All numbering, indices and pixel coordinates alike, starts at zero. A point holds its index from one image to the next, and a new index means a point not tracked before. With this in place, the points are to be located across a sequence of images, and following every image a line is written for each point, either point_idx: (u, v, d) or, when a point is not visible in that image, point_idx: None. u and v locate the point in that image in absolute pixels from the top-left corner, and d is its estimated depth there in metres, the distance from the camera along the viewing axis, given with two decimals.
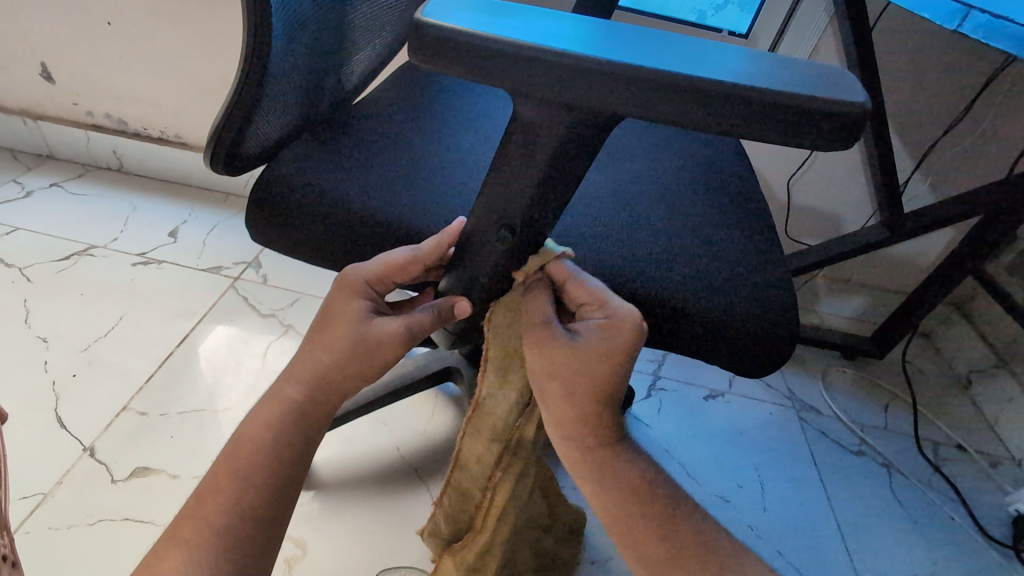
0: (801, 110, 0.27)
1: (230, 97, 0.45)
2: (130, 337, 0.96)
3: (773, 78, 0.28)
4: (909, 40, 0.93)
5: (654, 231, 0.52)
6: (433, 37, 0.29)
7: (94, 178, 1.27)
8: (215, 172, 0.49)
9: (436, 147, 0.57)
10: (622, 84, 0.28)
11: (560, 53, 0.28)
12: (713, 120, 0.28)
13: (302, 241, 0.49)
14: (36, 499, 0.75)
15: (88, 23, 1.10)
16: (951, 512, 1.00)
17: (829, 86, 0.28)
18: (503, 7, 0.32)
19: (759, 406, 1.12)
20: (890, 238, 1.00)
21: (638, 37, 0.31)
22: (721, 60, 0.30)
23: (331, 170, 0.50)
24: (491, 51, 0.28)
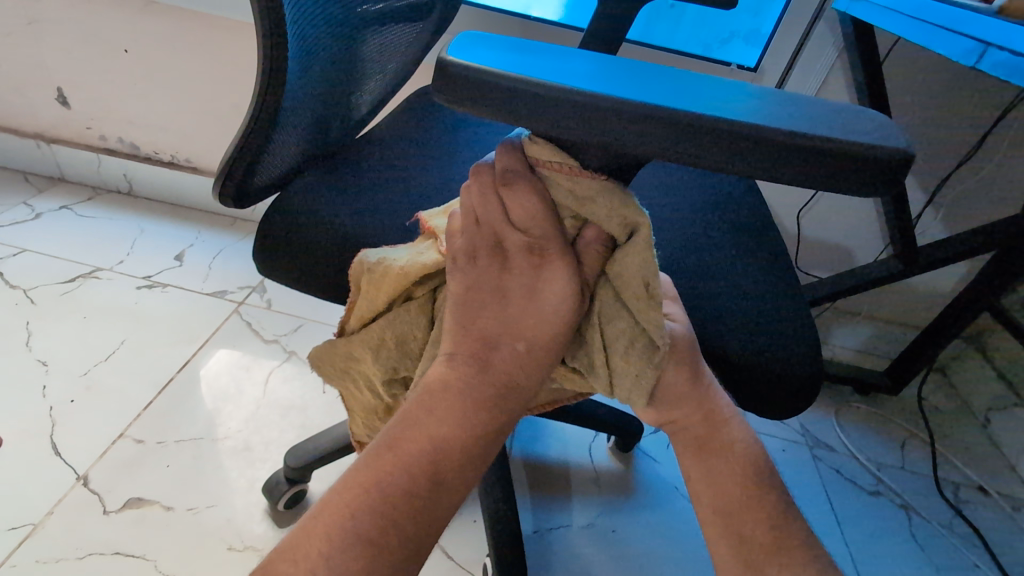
0: (840, 156, 0.26)
1: (241, 130, 0.44)
2: (131, 362, 0.94)
3: (810, 123, 0.27)
4: (918, 75, 0.93)
5: (669, 264, 0.51)
6: (460, 78, 0.29)
7: (104, 201, 1.28)
8: (224, 204, 0.49)
9: (445, 178, 0.57)
10: (656, 126, 0.27)
11: (589, 94, 0.27)
12: (747, 164, 0.27)
13: (308, 273, 0.48)
14: (27, 530, 0.73)
15: (106, 50, 1.12)
16: (976, 558, 0.96)
17: (867, 130, 0.28)
18: (529, 49, 0.32)
19: (772, 442, 1.09)
20: (904, 272, 0.99)
21: (666, 79, 0.31)
22: (758, 103, 0.29)
23: (342, 205, 0.50)
24: (518, 91, 0.28)
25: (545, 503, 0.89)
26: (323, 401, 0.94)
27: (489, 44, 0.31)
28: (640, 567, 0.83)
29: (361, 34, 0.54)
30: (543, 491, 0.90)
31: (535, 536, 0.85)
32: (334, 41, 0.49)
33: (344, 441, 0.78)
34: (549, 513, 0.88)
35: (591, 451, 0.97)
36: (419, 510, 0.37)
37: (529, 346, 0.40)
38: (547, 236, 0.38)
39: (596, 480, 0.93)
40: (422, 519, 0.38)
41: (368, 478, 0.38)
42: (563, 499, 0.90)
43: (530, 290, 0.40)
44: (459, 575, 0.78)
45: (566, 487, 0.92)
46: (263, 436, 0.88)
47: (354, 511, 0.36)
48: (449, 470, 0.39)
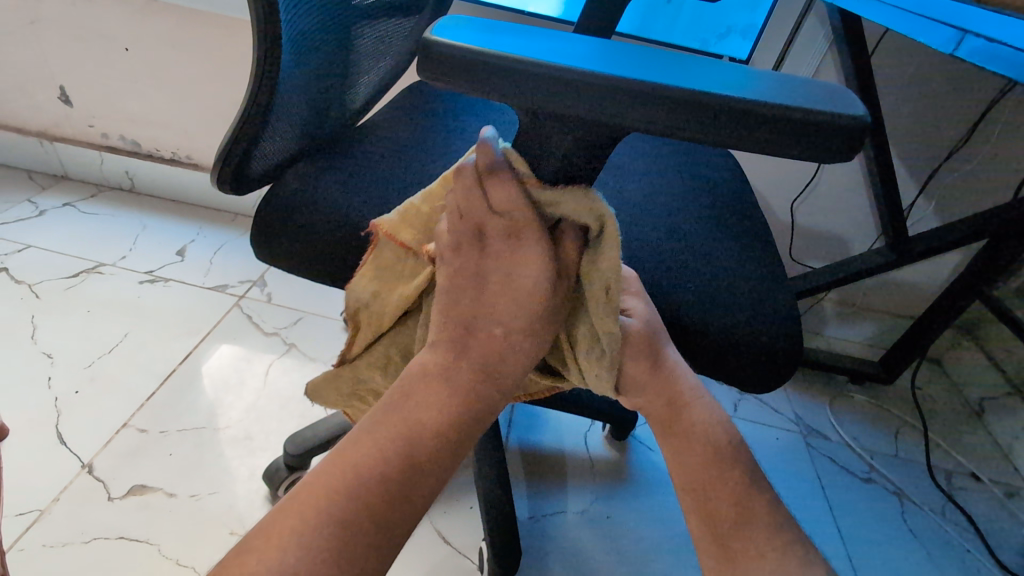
0: (805, 125, 0.27)
1: (237, 118, 0.46)
2: (134, 354, 0.96)
3: (776, 93, 0.29)
4: (907, 66, 0.94)
5: (655, 247, 0.53)
6: (443, 56, 0.30)
7: (107, 198, 1.30)
8: (222, 191, 0.50)
9: (437, 165, 0.59)
10: (630, 100, 0.28)
11: (566, 70, 0.28)
12: (717, 133, 0.28)
13: (305, 257, 0.50)
14: (33, 516, 0.74)
15: (107, 48, 1.13)
16: (968, 544, 0.97)
17: (830, 100, 0.29)
18: (512, 29, 0.33)
19: (766, 431, 1.10)
20: (894, 263, 1.00)
21: (642, 56, 0.32)
22: (730, 77, 0.30)
23: (337, 190, 0.51)
24: (499, 68, 0.29)
25: (541, 490, 0.91)
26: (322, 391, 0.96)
27: (473, 25, 0.32)
28: (635, 552, 0.85)
29: (354, 26, 0.55)
30: (538, 478, 0.92)
31: (531, 522, 0.86)
32: (328, 32, 0.51)
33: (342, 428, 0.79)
34: (545, 499, 0.89)
35: (587, 440, 0.99)
36: (412, 474, 0.39)
37: (508, 332, 0.41)
38: (527, 220, 0.38)
39: (591, 468, 0.94)
40: (412, 485, 0.39)
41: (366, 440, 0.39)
42: (559, 486, 0.91)
43: (507, 275, 0.40)
44: (456, 560, 0.80)
45: (561, 474, 0.93)
46: (264, 425, 0.89)
47: (349, 472, 0.38)
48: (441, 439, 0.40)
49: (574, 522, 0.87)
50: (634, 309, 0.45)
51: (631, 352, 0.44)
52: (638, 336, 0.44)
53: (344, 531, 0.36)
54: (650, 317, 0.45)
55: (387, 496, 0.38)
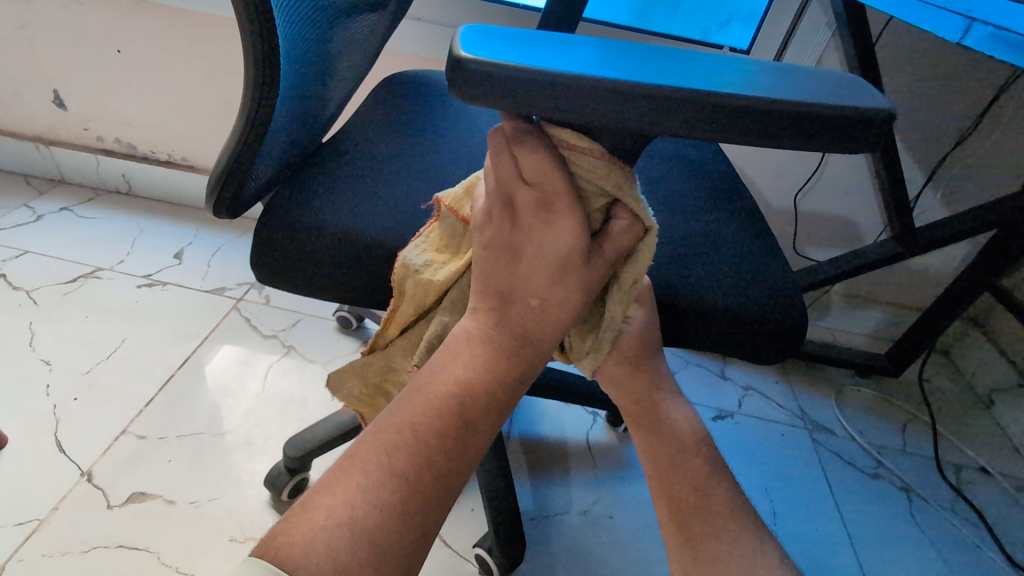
0: (857, 121, 0.27)
1: (231, 148, 0.45)
2: (132, 359, 0.96)
3: (805, 89, 0.28)
4: (914, 53, 0.91)
5: (651, 248, 0.52)
6: (478, 75, 0.28)
7: (104, 201, 1.29)
8: (217, 217, 0.50)
9: (425, 169, 0.58)
10: (681, 107, 0.27)
11: (615, 81, 0.27)
12: (752, 134, 0.27)
13: (296, 280, 0.49)
14: (32, 525, 0.74)
15: (100, 51, 1.12)
16: (978, 539, 0.96)
17: (858, 94, 0.28)
18: (540, 40, 0.31)
19: (771, 426, 1.08)
20: (901, 254, 0.98)
21: (662, 59, 0.31)
22: (754, 75, 0.30)
23: (329, 200, 0.51)
24: (543, 84, 0.27)
25: (543, 489, 0.88)
26: (321, 395, 0.95)
27: (499, 39, 0.31)
28: (637, 552, 0.84)
29: (333, 28, 0.54)
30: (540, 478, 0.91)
31: (532, 522, 0.84)
32: (310, 49, 0.50)
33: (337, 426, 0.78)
34: (547, 499, 0.87)
35: (589, 437, 0.96)
36: (453, 447, 0.39)
37: (544, 303, 0.41)
38: (556, 192, 0.38)
39: (594, 467, 0.92)
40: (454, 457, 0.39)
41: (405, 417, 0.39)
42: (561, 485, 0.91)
43: (540, 248, 0.40)
44: (456, 563, 0.80)
45: (563, 474, 0.91)
46: (263, 430, 0.89)
47: (392, 449, 0.38)
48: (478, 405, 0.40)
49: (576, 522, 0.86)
50: (635, 320, 0.46)
51: (620, 354, 0.47)
52: (629, 342, 0.46)
53: (392, 508, 0.36)
54: (648, 328, 0.46)
55: (434, 469, 0.38)
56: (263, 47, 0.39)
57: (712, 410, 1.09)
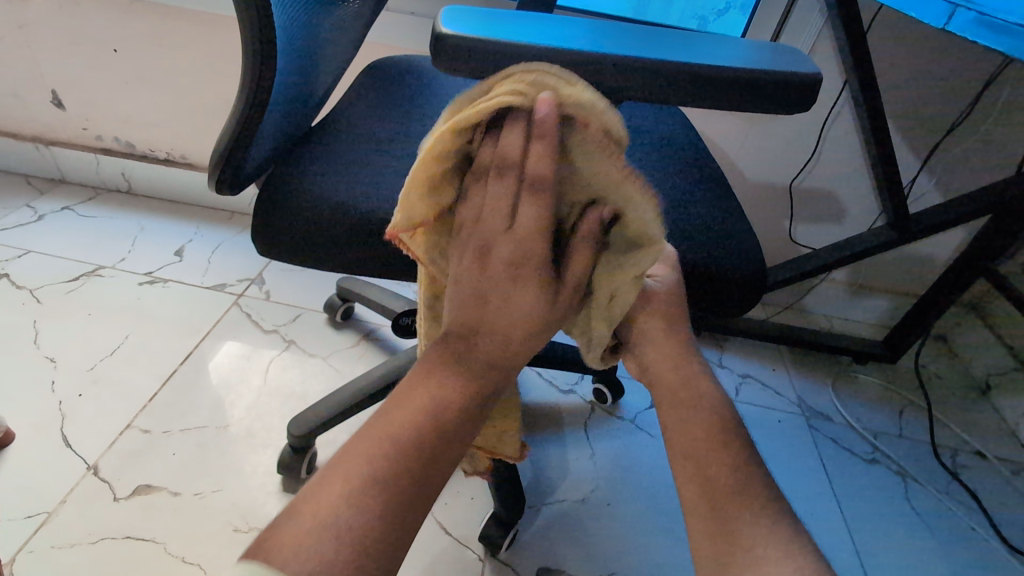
0: (773, 84, 0.32)
1: (235, 121, 0.46)
2: (135, 355, 0.97)
3: (743, 58, 0.34)
4: (906, 41, 0.91)
5: None
6: (458, 49, 0.32)
7: (104, 200, 1.30)
8: (221, 194, 0.50)
9: (419, 151, 0.58)
10: (624, 75, 0.32)
11: (573, 54, 0.32)
12: (699, 97, 0.33)
13: (305, 251, 0.51)
14: (41, 518, 0.76)
15: (96, 51, 1.13)
16: (973, 522, 0.97)
17: (787, 60, 0.34)
18: (512, 17, 0.35)
19: (768, 413, 1.09)
20: (896, 241, 0.98)
21: (625, 32, 0.36)
22: (703, 46, 0.35)
23: (328, 180, 0.51)
24: (513, 56, 0.32)
25: (543, 478, 0.92)
26: (322, 387, 0.97)
27: (475, 15, 0.34)
28: (635, 538, 0.86)
29: (321, 11, 0.54)
30: (539, 465, 0.93)
31: (532, 513, 0.87)
32: (300, 26, 0.50)
33: (345, 408, 0.83)
34: (546, 490, 0.90)
35: (585, 422, 1.01)
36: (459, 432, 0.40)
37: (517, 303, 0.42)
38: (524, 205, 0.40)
39: (591, 455, 0.96)
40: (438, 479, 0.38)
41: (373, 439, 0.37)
42: (560, 472, 0.92)
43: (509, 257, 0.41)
44: (456, 550, 0.81)
45: (562, 465, 0.94)
46: (265, 423, 0.90)
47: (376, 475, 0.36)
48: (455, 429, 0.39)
49: (573, 509, 0.88)
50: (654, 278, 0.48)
51: (653, 311, 0.49)
52: (660, 297, 0.48)
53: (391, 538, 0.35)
54: (674, 282, 0.49)
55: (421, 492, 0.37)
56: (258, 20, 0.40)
57: None
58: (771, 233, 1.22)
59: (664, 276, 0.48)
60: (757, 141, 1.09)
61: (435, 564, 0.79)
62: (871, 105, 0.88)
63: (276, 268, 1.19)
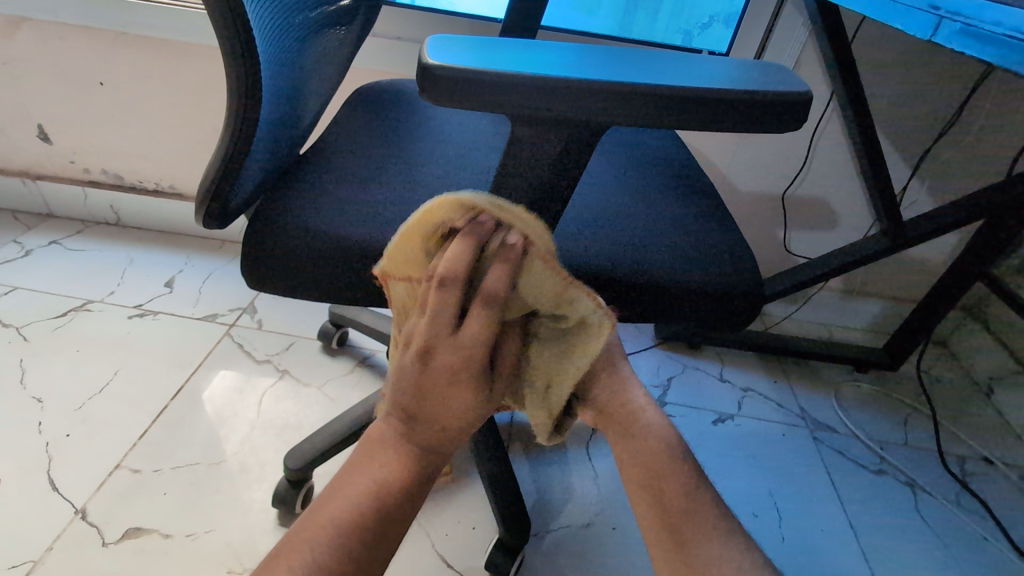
0: (764, 103, 0.31)
1: (224, 151, 0.44)
2: (124, 392, 0.95)
3: (733, 79, 0.33)
4: (890, 50, 0.92)
5: (637, 247, 0.52)
6: (446, 81, 0.31)
7: (93, 233, 1.28)
8: (208, 228, 0.48)
9: (409, 177, 0.57)
10: (618, 101, 0.31)
11: (564, 81, 0.31)
12: (691, 118, 0.32)
13: (296, 283, 0.49)
14: (26, 568, 0.73)
15: (82, 84, 1.13)
16: (984, 531, 0.95)
17: (778, 79, 0.33)
18: (502, 46, 0.34)
19: (771, 426, 1.08)
20: (892, 249, 0.97)
21: (613, 56, 0.35)
22: (692, 68, 0.34)
23: (316, 211, 0.50)
24: (502, 85, 0.31)
25: (546, 501, 0.90)
26: (318, 416, 0.95)
27: (463, 45, 0.33)
28: (642, 562, 0.83)
29: (305, 42, 0.54)
30: (542, 488, 0.91)
31: (536, 540, 0.84)
32: (285, 53, 0.49)
33: (342, 438, 0.81)
34: (548, 515, 0.88)
35: (587, 443, 0.99)
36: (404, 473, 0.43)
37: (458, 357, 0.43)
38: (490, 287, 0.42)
39: (593, 476, 0.94)
40: (395, 538, 0.43)
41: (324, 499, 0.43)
42: (563, 495, 0.90)
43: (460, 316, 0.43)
44: None
45: (565, 488, 0.92)
46: (259, 457, 0.88)
47: (323, 537, 0.40)
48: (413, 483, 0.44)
49: (578, 533, 0.86)
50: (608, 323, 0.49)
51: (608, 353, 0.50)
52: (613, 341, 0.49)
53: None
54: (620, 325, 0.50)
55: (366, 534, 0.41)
56: (245, 49, 0.39)
57: (710, 414, 1.08)
58: (765, 243, 1.21)
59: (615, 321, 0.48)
60: (747, 153, 1.09)
61: None
62: (859, 115, 0.88)
63: (268, 297, 1.18)
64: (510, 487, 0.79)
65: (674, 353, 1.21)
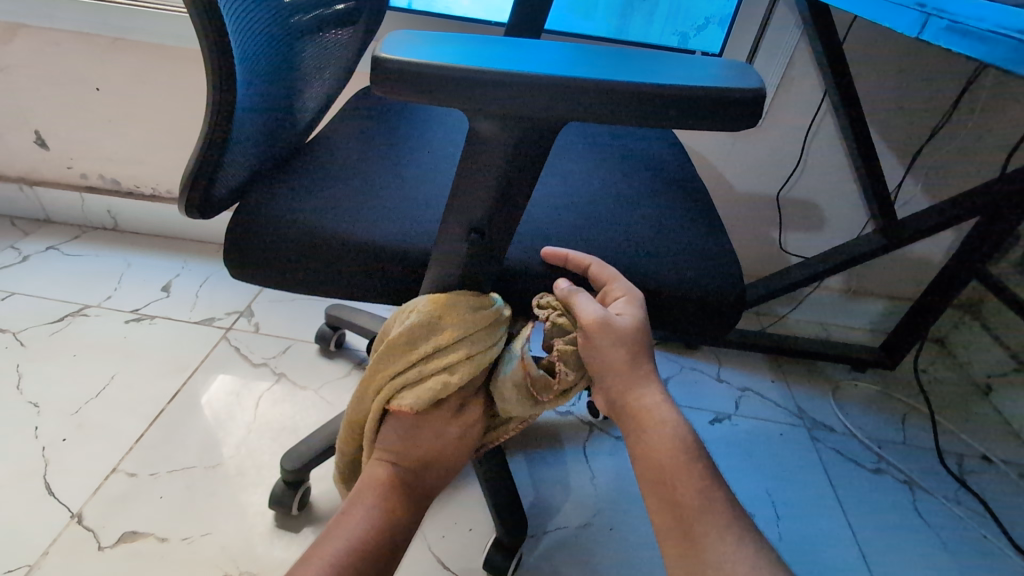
0: (712, 100, 0.31)
1: (201, 138, 0.43)
2: (121, 396, 0.95)
3: (685, 76, 0.32)
4: (883, 48, 0.92)
5: (626, 246, 0.52)
6: (396, 71, 0.31)
7: (90, 238, 1.29)
8: (189, 217, 0.47)
9: (400, 174, 0.57)
10: (564, 95, 0.31)
11: (514, 74, 0.31)
12: (637, 116, 0.32)
13: (284, 276, 0.49)
14: (21, 572, 0.73)
15: (78, 89, 1.13)
16: (983, 529, 0.94)
17: (734, 77, 0.33)
18: (460, 41, 0.34)
19: (769, 426, 1.07)
20: (886, 247, 0.97)
21: (571, 53, 0.35)
22: (648, 66, 0.34)
23: (303, 208, 0.50)
24: (451, 79, 0.31)
25: (544, 502, 0.89)
26: (314, 419, 0.95)
27: (420, 39, 0.34)
28: (638, 563, 0.83)
29: (298, 40, 0.53)
30: (539, 489, 0.91)
31: (534, 540, 0.84)
32: (274, 50, 0.49)
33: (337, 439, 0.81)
34: (546, 516, 0.87)
35: (585, 444, 0.99)
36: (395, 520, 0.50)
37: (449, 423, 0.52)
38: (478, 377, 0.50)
39: (591, 477, 0.93)
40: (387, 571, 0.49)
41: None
42: (561, 496, 0.90)
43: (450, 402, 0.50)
44: None
45: (562, 488, 0.91)
46: (255, 460, 0.88)
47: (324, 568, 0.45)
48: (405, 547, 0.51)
49: (575, 534, 0.85)
50: (625, 316, 0.47)
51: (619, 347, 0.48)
52: (628, 332, 0.47)
53: None
54: (639, 319, 0.47)
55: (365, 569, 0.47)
56: (219, 48, 0.39)
57: (708, 414, 1.08)
58: (761, 243, 1.21)
59: (630, 315, 0.47)
60: (742, 153, 1.09)
61: None
62: (852, 113, 0.88)
63: (266, 300, 1.18)
64: (507, 488, 0.79)
65: (672, 353, 1.21)
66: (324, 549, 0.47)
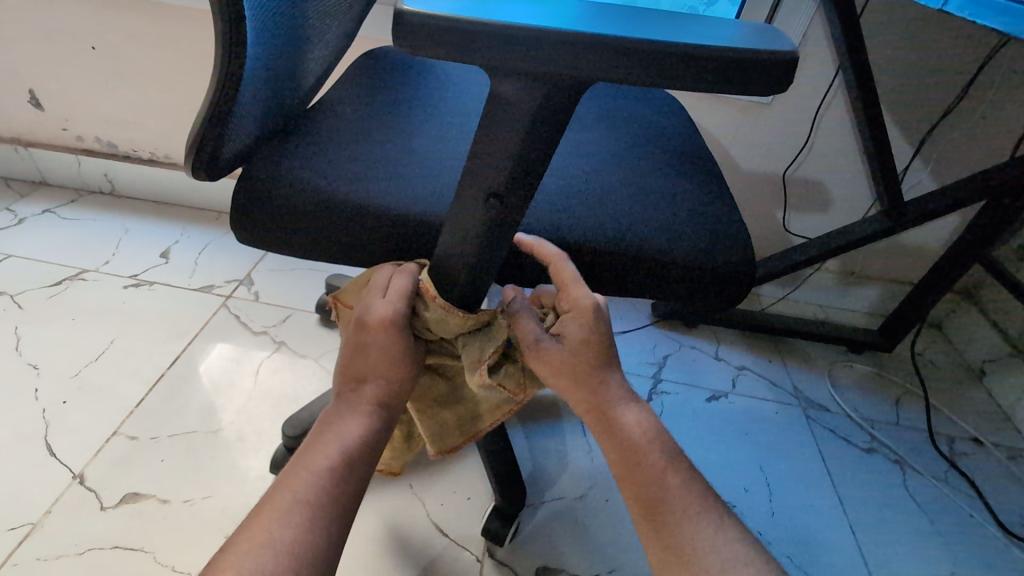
0: (747, 62, 0.31)
1: (212, 90, 0.42)
2: (120, 361, 0.95)
3: (716, 37, 0.32)
4: (899, 25, 0.90)
5: (635, 219, 0.51)
6: (416, 26, 0.30)
7: (87, 202, 1.27)
8: (195, 177, 0.46)
9: (409, 139, 0.56)
10: (596, 53, 0.30)
11: (544, 29, 0.30)
12: (670, 75, 0.31)
13: (290, 238, 0.48)
14: (25, 529, 0.74)
15: (74, 47, 1.10)
16: (971, 509, 0.96)
17: (766, 38, 0.32)
18: None
19: (763, 404, 1.09)
20: (892, 229, 0.96)
21: (598, 10, 0.33)
22: (678, 24, 0.33)
23: (313, 174, 0.49)
24: (481, 33, 0.30)
25: (541, 472, 0.91)
26: (315, 388, 0.95)
27: None
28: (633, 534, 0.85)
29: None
30: (536, 458, 0.92)
31: (531, 509, 0.86)
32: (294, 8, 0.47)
33: None
34: (543, 487, 0.89)
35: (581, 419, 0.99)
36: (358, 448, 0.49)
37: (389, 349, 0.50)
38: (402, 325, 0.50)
39: (587, 451, 0.94)
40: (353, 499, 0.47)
41: (268, 567, 0.40)
42: (559, 467, 0.92)
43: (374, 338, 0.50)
44: (454, 551, 0.80)
45: (560, 460, 0.92)
46: (256, 426, 0.89)
47: (278, 515, 0.43)
48: (353, 503, 0.47)
49: (572, 504, 0.87)
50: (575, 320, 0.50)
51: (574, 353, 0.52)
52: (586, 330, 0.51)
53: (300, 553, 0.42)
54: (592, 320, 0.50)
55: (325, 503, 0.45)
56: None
57: (704, 391, 1.09)
58: (763, 223, 1.21)
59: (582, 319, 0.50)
60: (750, 131, 1.08)
61: (433, 565, 0.78)
62: (865, 91, 0.87)
63: (265, 269, 1.17)
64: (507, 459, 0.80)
65: (671, 331, 1.21)
66: (282, 492, 0.45)
